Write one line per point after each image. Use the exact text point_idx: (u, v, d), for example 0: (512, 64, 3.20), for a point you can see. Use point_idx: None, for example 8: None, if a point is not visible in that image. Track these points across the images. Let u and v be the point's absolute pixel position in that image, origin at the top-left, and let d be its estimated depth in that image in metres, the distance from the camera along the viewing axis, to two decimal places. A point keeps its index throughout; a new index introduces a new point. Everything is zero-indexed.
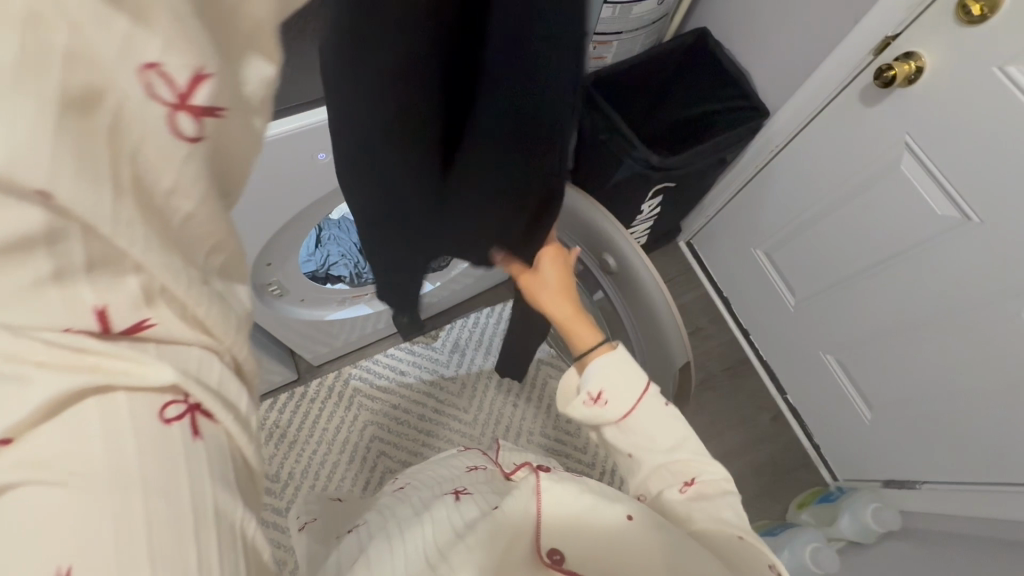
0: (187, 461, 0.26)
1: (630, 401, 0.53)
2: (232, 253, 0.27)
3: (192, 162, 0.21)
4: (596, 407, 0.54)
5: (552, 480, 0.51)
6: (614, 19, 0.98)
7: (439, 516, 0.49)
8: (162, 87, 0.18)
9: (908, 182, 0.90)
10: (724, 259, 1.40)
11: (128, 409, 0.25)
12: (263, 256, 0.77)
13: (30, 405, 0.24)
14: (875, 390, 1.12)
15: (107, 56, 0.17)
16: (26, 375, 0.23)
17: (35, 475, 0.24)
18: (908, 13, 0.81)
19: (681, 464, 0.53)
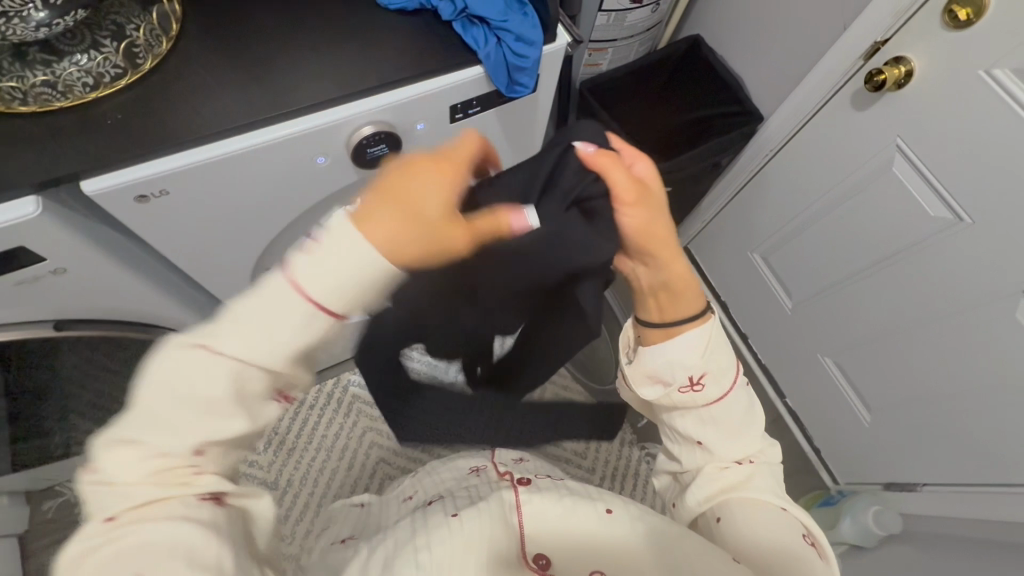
0: (230, 525, 0.37)
1: (725, 383, 0.48)
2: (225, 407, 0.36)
3: (284, 365, 0.37)
4: (692, 391, 0.47)
5: (531, 494, 0.51)
6: (609, 27, 0.99)
7: (411, 524, 0.49)
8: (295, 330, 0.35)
9: (900, 184, 0.91)
10: (722, 264, 1.41)
11: (195, 501, 0.35)
12: (262, 261, 0.77)
13: (135, 494, 0.34)
14: (874, 392, 1.12)
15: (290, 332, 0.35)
16: (156, 464, 0.35)
17: (122, 536, 0.33)
18: (895, 20, 0.82)
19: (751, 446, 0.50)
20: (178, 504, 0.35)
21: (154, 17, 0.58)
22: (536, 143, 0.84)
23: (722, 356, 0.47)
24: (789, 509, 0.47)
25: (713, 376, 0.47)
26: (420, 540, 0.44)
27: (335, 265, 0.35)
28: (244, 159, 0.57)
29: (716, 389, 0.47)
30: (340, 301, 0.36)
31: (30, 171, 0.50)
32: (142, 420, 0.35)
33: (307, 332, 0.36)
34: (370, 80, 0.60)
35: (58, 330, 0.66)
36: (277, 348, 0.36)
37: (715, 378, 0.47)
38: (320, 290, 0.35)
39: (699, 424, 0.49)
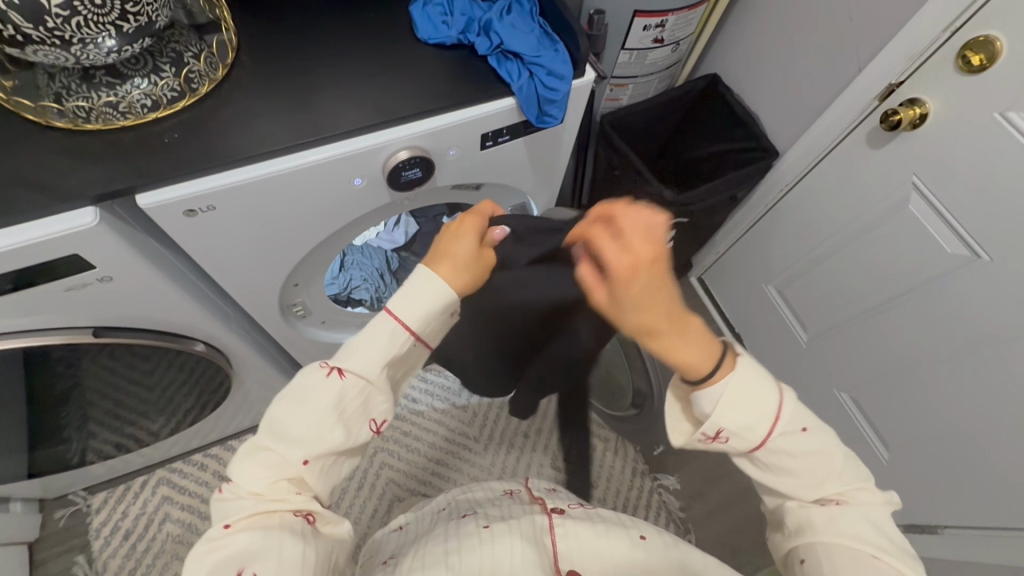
0: (313, 541, 0.44)
1: (757, 437, 0.45)
2: (344, 424, 0.46)
3: (382, 396, 0.48)
4: (713, 444, 0.46)
5: (564, 519, 0.52)
6: (630, 64, 1.03)
7: (455, 538, 0.50)
8: (396, 342, 0.47)
9: (917, 221, 0.92)
10: (737, 296, 1.42)
11: (297, 508, 0.44)
12: (292, 277, 0.80)
13: (256, 493, 0.43)
14: (892, 429, 1.11)
15: (388, 356, 0.47)
16: (270, 468, 0.44)
17: (240, 534, 0.42)
18: (909, 63, 0.85)
19: (831, 483, 0.46)
20: (281, 517, 0.43)
21: (213, 49, 0.63)
22: (560, 171, 0.87)
23: (754, 404, 0.44)
24: (884, 556, 0.43)
25: (741, 426, 0.44)
26: (454, 547, 0.48)
27: (421, 295, 0.47)
28: (288, 178, 0.60)
29: (751, 436, 0.45)
30: (425, 325, 0.48)
31: (91, 183, 0.53)
32: (271, 428, 0.44)
33: (398, 346, 0.47)
34: (409, 108, 0.63)
35: (97, 336, 0.66)
36: (374, 359, 0.46)
37: (745, 427, 0.44)
38: (413, 313, 0.47)
39: (758, 468, 0.47)
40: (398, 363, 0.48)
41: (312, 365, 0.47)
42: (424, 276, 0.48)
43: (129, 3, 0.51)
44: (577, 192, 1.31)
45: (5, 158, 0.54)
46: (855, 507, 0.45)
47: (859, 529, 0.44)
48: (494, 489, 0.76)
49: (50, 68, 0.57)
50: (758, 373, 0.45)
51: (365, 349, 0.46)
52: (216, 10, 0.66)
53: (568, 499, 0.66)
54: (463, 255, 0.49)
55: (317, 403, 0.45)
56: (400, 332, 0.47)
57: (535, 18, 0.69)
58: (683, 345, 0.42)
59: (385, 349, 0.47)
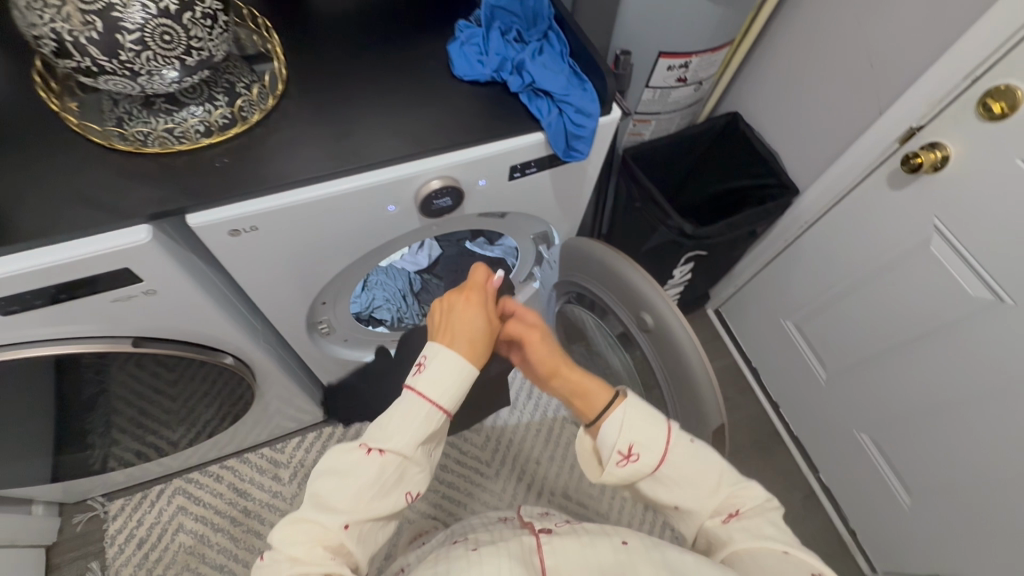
0: None
1: (657, 451, 0.56)
2: (377, 495, 0.53)
3: (415, 467, 0.56)
4: (629, 466, 0.56)
5: (550, 538, 0.55)
6: (654, 101, 1.06)
7: (446, 557, 0.53)
8: (428, 415, 0.55)
9: (939, 262, 0.92)
10: (755, 330, 1.42)
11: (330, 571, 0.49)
12: (321, 295, 0.82)
13: (297, 559, 0.49)
14: (914, 473, 1.08)
15: (418, 431, 0.55)
16: (314, 535, 0.51)
17: None
18: (930, 109, 0.86)
19: (730, 495, 0.57)
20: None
21: (264, 81, 0.68)
22: (583, 203, 0.90)
23: (648, 433, 0.56)
24: (792, 551, 0.52)
25: (644, 450, 0.56)
26: (444, 566, 0.51)
27: (444, 380, 0.56)
28: (327, 202, 0.63)
29: (650, 458, 0.56)
30: (448, 401, 0.56)
31: (146, 203, 0.57)
32: (317, 496, 0.53)
33: (431, 425, 0.55)
34: (444, 140, 0.67)
35: (136, 346, 0.69)
36: (409, 438, 0.54)
37: (646, 452, 0.56)
38: (438, 392, 0.55)
39: (663, 488, 0.57)
40: (428, 440, 0.56)
41: (353, 445, 0.55)
42: (445, 357, 0.56)
43: (194, 39, 0.56)
44: (596, 221, 1.33)
45: (70, 176, 0.58)
46: (755, 515, 0.56)
47: (760, 529, 0.54)
48: (493, 519, 0.77)
49: (115, 95, 0.62)
50: (644, 408, 0.57)
51: (400, 428, 0.54)
52: (267, 44, 0.71)
53: (559, 521, 0.68)
54: (472, 331, 0.59)
55: (360, 480, 0.53)
56: (429, 411, 0.55)
57: (565, 59, 0.73)
58: (579, 386, 0.60)
59: (417, 424, 0.55)
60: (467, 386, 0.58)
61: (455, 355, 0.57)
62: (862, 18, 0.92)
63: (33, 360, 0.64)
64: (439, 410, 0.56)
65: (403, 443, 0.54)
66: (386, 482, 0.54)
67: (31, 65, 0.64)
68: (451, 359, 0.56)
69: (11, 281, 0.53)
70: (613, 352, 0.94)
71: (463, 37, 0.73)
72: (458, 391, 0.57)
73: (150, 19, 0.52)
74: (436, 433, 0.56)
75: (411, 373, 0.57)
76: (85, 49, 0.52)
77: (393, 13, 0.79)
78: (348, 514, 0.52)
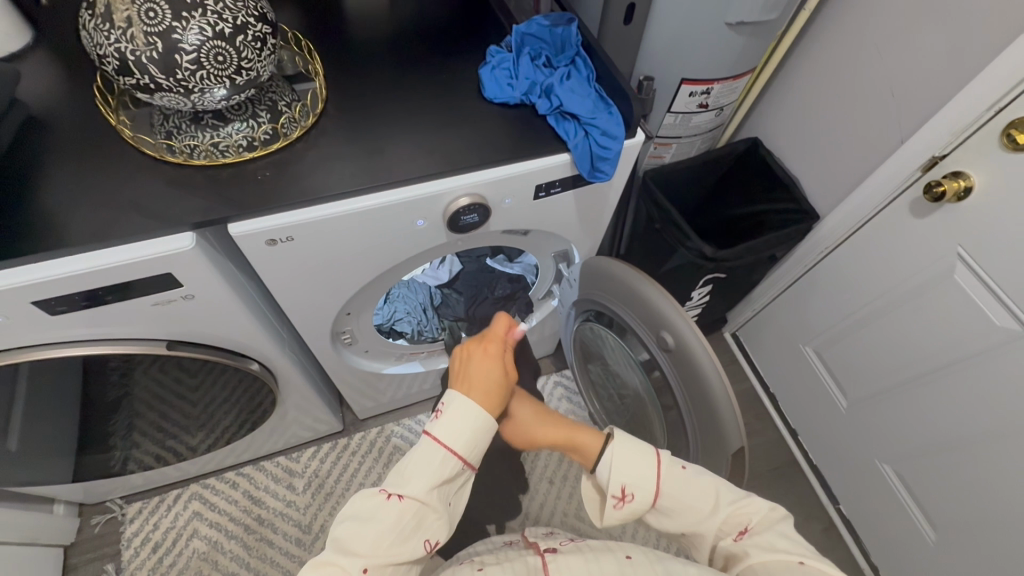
0: None
1: (649, 488, 0.59)
2: (397, 538, 0.54)
3: (433, 511, 0.56)
4: (626, 507, 0.60)
5: (554, 557, 0.56)
6: (675, 125, 1.08)
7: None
8: (445, 458, 0.57)
9: (964, 292, 0.91)
10: (774, 354, 1.41)
11: None
12: (346, 306, 0.84)
13: None
14: (940, 507, 1.05)
15: (435, 474, 0.56)
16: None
17: None
18: (953, 138, 0.87)
19: (732, 512, 0.58)
20: None
21: (304, 100, 0.71)
22: (605, 223, 0.91)
23: (638, 467, 0.60)
24: (807, 561, 0.52)
25: (636, 487, 0.60)
26: None
27: (459, 425, 0.58)
28: (358, 216, 0.66)
29: (644, 494, 0.59)
30: (465, 448, 0.58)
31: (190, 212, 0.60)
32: (338, 540, 0.53)
33: (448, 469, 0.57)
34: (473, 159, 0.69)
35: (170, 349, 0.72)
36: (426, 483, 0.56)
37: (639, 488, 0.60)
38: (455, 440, 0.57)
39: (666, 519, 0.60)
40: (445, 485, 0.58)
41: (373, 491, 0.56)
42: (462, 405, 0.59)
43: (244, 60, 0.60)
44: (615, 242, 1.34)
45: (121, 185, 0.61)
46: (764, 529, 0.56)
47: (771, 542, 0.54)
48: (496, 543, 0.77)
49: (165, 110, 0.65)
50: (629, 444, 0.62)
51: (418, 473, 0.56)
52: (309, 66, 0.75)
53: (563, 540, 0.69)
54: (487, 383, 0.61)
55: (380, 524, 0.54)
56: (445, 454, 0.57)
57: (592, 83, 0.75)
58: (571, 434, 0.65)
59: (434, 467, 0.56)
60: (484, 436, 0.59)
61: (471, 404, 0.59)
62: (883, 49, 0.94)
63: (74, 359, 0.67)
64: (456, 457, 0.57)
65: (421, 485, 0.56)
66: (406, 525, 0.54)
67: (90, 82, 0.69)
68: (466, 407, 0.58)
69: (65, 283, 0.56)
70: (631, 371, 0.94)
71: (494, 61, 0.76)
72: (473, 438, 0.58)
73: (206, 41, 0.56)
74: (451, 479, 0.58)
75: (430, 419, 0.60)
76: (145, 67, 0.56)
77: (427, 38, 0.82)
78: (367, 558, 0.52)
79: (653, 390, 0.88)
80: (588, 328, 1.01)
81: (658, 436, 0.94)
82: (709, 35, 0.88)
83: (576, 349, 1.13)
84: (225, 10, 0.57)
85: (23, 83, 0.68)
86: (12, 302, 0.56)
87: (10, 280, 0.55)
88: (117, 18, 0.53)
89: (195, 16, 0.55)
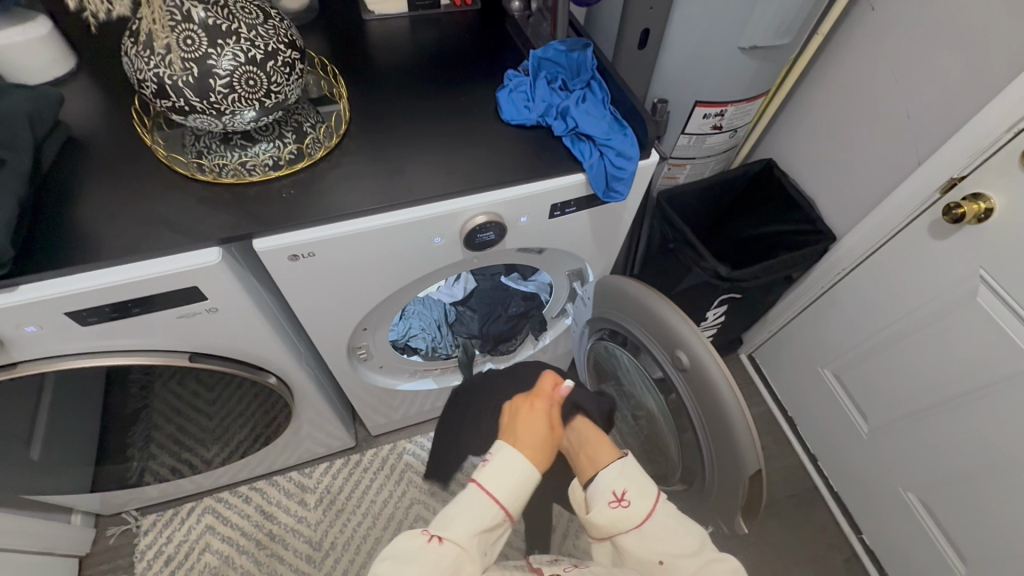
0: None
1: (648, 502, 0.60)
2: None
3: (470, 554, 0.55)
4: (619, 509, 0.60)
5: None
6: (689, 147, 1.09)
7: None
8: (491, 494, 0.58)
9: (987, 315, 0.89)
10: (791, 377, 1.39)
11: None
12: (364, 322, 0.86)
13: None
14: (969, 539, 1.01)
15: (480, 515, 0.57)
16: None
17: None
18: (971, 160, 0.86)
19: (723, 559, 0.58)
20: None
21: (329, 121, 0.74)
22: (619, 241, 0.92)
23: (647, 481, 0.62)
24: None
25: (638, 494, 0.61)
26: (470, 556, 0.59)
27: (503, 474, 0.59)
28: (377, 233, 0.67)
29: (642, 501, 0.60)
30: (508, 499, 0.59)
31: (218, 228, 0.62)
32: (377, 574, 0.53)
33: (489, 519, 0.57)
34: (490, 178, 0.71)
35: (191, 360, 0.73)
36: (466, 528, 0.56)
37: (639, 496, 0.61)
38: (502, 489, 0.59)
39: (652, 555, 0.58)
40: (485, 534, 0.57)
41: (415, 532, 0.56)
42: (506, 457, 0.60)
43: (273, 84, 0.62)
44: (629, 261, 1.35)
45: (154, 202, 0.64)
46: None
47: None
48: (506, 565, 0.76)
49: (196, 131, 0.68)
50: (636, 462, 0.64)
51: (462, 520, 0.57)
52: (334, 89, 0.78)
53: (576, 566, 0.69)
54: (535, 437, 0.62)
55: (417, 566, 0.53)
56: (491, 497, 0.58)
57: (607, 106, 0.77)
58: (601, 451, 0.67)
59: (479, 509, 0.57)
60: (527, 491, 0.60)
61: (518, 457, 0.60)
62: (898, 72, 0.94)
63: (101, 369, 0.69)
64: (499, 506, 0.58)
65: (464, 527, 0.56)
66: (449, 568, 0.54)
67: (128, 105, 0.72)
68: (511, 457, 0.60)
69: (98, 294, 0.58)
70: (645, 389, 0.93)
71: (511, 85, 0.78)
72: (520, 482, 0.59)
73: (238, 66, 0.59)
74: (492, 528, 0.58)
75: (477, 466, 0.61)
76: (181, 91, 0.59)
77: (447, 63, 0.85)
78: None
79: (667, 409, 0.87)
80: (601, 345, 1.02)
81: (672, 457, 0.93)
82: (723, 58, 0.90)
83: (590, 368, 1.13)
84: (257, 38, 0.60)
85: (65, 105, 0.71)
86: (46, 313, 0.58)
87: (45, 292, 0.57)
88: (157, 45, 0.56)
89: (229, 43, 0.58)
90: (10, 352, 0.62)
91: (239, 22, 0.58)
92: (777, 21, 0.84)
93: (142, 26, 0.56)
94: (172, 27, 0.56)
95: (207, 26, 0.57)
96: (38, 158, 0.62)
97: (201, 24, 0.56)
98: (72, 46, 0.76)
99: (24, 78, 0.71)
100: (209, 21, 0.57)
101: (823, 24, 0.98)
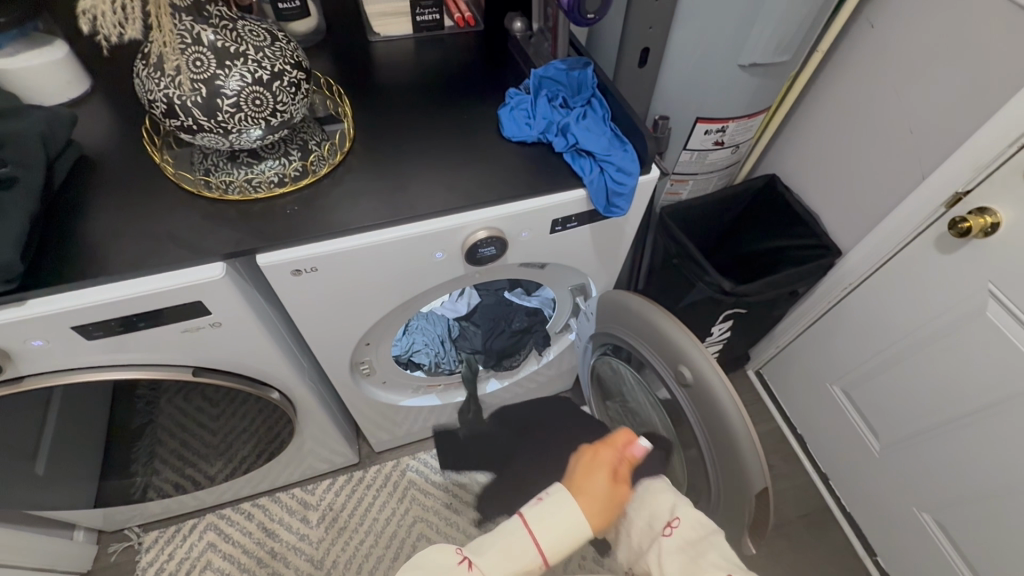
0: None
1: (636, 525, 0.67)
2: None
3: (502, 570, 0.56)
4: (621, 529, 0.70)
5: None
6: (691, 162, 1.10)
7: None
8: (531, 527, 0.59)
9: (998, 329, 0.88)
10: (800, 393, 1.36)
11: None
12: (365, 337, 0.86)
13: None
14: (988, 563, 0.98)
15: (517, 544, 0.58)
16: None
17: None
18: (975, 174, 0.86)
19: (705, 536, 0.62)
20: None
21: (333, 139, 0.76)
22: (622, 256, 0.92)
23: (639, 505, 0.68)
24: None
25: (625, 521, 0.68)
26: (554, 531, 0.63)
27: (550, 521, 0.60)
28: (379, 248, 0.68)
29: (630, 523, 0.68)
30: (551, 547, 0.59)
31: (222, 244, 0.63)
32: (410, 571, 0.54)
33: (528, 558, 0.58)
34: (491, 194, 0.71)
35: (195, 375, 0.74)
36: (500, 561, 0.57)
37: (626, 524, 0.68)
38: (547, 535, 0.59)
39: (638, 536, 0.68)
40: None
41: (449, 550, 0.57)
42: (564, 500, 0.61)
43: (279, 104, 0.64)
44: (634, 276, 1.35)
45: (161, 218, 0.65)
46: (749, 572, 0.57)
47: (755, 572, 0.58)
48: None
49: (204, 150, 0.70)
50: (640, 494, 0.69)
51: (498, 552, 0.57)
52: (339, 107, 0.80)
53: None
54: (598, 494, 0.63)
55: None
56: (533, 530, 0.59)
57: (608, 122, 0.78)
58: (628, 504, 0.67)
59: (521, 544, 0.58)
60: (571, 545, 0.60)
61: (573, 507, 0.61)
62: (899, 87, 0.95)
63: (106, 383, 0.69)
64: (538, 554, 0.58)
65: (499, 561, 0.56)
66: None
67: (139, 124, 0.74)
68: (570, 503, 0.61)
69: (103, 308, 0.59)
70: (649, 405, 0.92)
71: (512, 103, 0.79)
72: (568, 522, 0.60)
73: (245, 86, 0.60)
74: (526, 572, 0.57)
75: (528, 503, 0.63)
76: (189, 110, 0.60)
77: (451, 82, 0.87)
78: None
79: (672, 426, 0.86)
80: (606, 363, 1.00)
81: (677, 476, 0.91)
82: (723, 76, 0.91)
83: (593, 384, 1.12)
84: (264, 59, 0.61)
85: (78, 125, 0.74)
86: (54, 327, 0.59)
87: (52, 306, 0.58)
88: (167, 66, 0.58)
89: (237, 64, 0.60)
90: (18, 366, 0.63)
91: (246, 44, 0.60)
92: (775, 38, 0.85)
93: (153, 48, 0.58)
94: (182, 49, 0.57)
95: (215, 48, 0.58)
96: (50, 175, 0.64)
97: (209, 46, 0.58)
98: (87, 69, 0.79)
99: (39, 99, 0.73)
100: (218, 43, 0.58)
101: (822, 41, 0.99)
